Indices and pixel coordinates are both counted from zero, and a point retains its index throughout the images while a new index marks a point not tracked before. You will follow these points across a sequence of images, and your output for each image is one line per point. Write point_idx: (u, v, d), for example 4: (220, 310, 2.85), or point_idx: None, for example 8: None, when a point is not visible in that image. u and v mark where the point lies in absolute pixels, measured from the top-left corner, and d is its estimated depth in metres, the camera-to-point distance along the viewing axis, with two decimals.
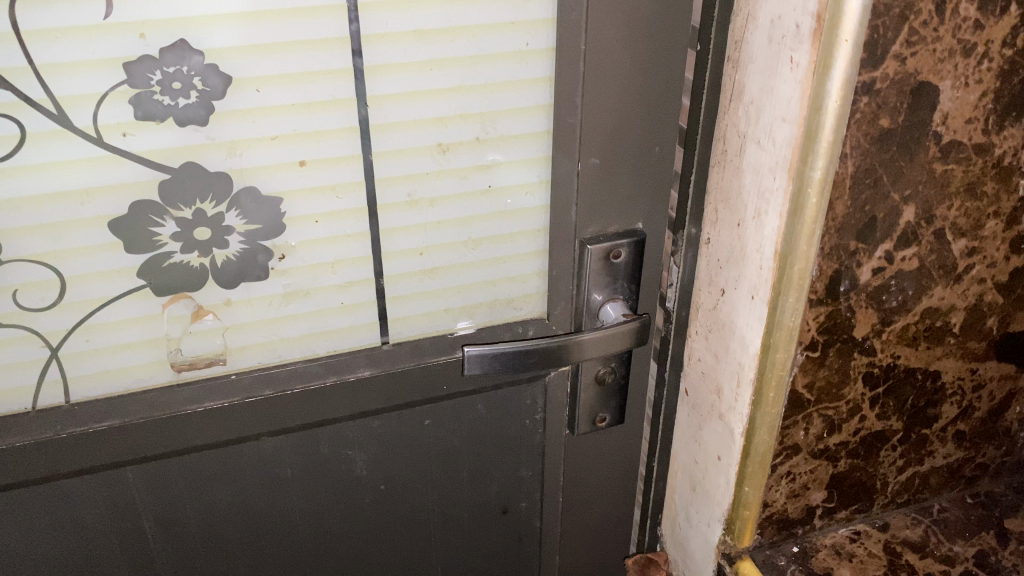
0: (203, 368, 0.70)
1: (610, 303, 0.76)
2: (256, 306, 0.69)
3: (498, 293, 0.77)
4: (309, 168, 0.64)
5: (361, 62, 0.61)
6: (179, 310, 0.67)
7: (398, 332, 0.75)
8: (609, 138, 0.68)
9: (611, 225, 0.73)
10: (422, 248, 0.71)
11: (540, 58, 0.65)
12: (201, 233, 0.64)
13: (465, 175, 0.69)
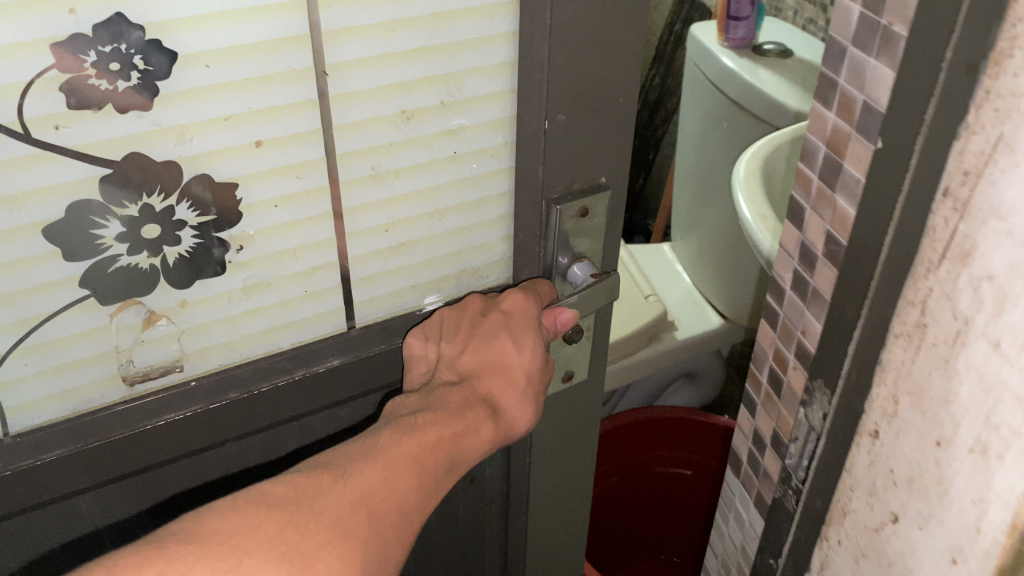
0: (158, 378, 0.63)
1: (576, 264, 0.74)
2: (215, 303, 0.63)
3: (465, 264, 0.74)
4: (265, 149, 0.58)
5: (319, 26, 0.56)
6: (130, 319, 0.60)
7: (366, 315, 0.71)
8: (573, 93, 0.65)
9: (574, 182, 0.71)
10: (387, 224, 0.67)
11: (503, 13, 0.62)
12: (151, 230, 0.57)
13: (429, 142, 0.65)
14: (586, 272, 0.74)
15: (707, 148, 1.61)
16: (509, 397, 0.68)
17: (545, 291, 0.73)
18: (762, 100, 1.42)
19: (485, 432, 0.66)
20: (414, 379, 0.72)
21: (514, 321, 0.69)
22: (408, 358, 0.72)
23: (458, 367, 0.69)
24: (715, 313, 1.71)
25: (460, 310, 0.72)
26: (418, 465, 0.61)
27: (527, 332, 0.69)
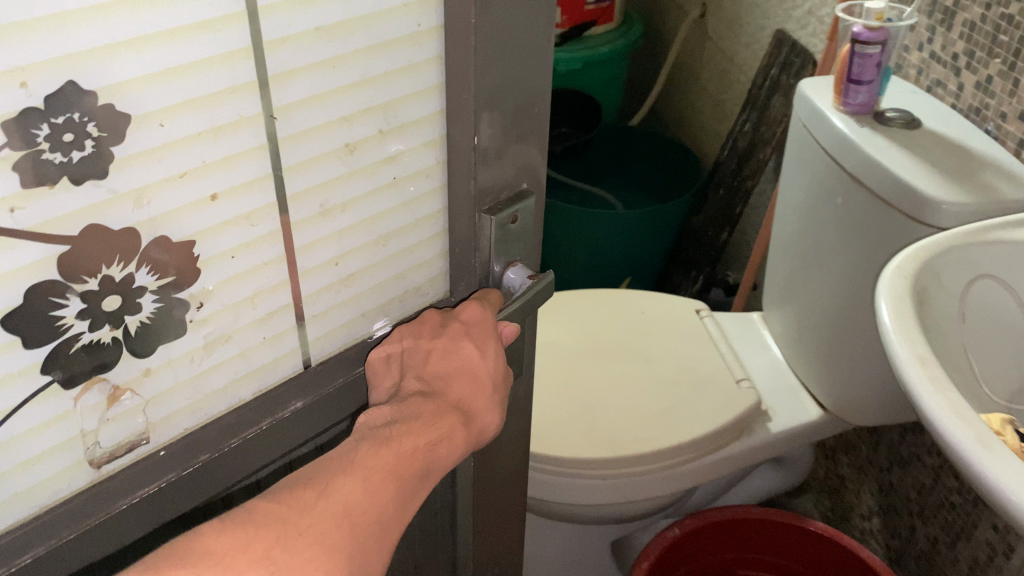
0: (124, 455, 0.60)
1: (511, 268, 0.78)
2: (177, 366, 0.60)
3: (407, 284, 0.75)
4: (220, 201, 0.56)
5: (267, 71, 0.54)
6: (94, 399, 0.56)
7: (320, 351, 0.71)
8: (497, 109, 0.68)
9: (501, 192, 0.74)
10: (337, 257, 0.67)
11: (431, 38, 0.63)
12: (111, 302, 0.54)
13: (371, 171, 0.65)
14: (520, 275, 0.78)
15: (820, 221, 1.29)
16: (475, 403, 0.74)
17: (494, 300, 0.77)
18: (841, 171, 1.21)
19: (460, 434, 0.70)
20: (378, 394, 0.75)
21: (474, 328, 0.74)
22: (372, 376, 0.74)
23: (425, 377, 0.73)
24: (818, 403, 1.45)
25: (419, 323, 0.75)
26: (396, 474, 0.64)
27: (486, 337, 0.74)
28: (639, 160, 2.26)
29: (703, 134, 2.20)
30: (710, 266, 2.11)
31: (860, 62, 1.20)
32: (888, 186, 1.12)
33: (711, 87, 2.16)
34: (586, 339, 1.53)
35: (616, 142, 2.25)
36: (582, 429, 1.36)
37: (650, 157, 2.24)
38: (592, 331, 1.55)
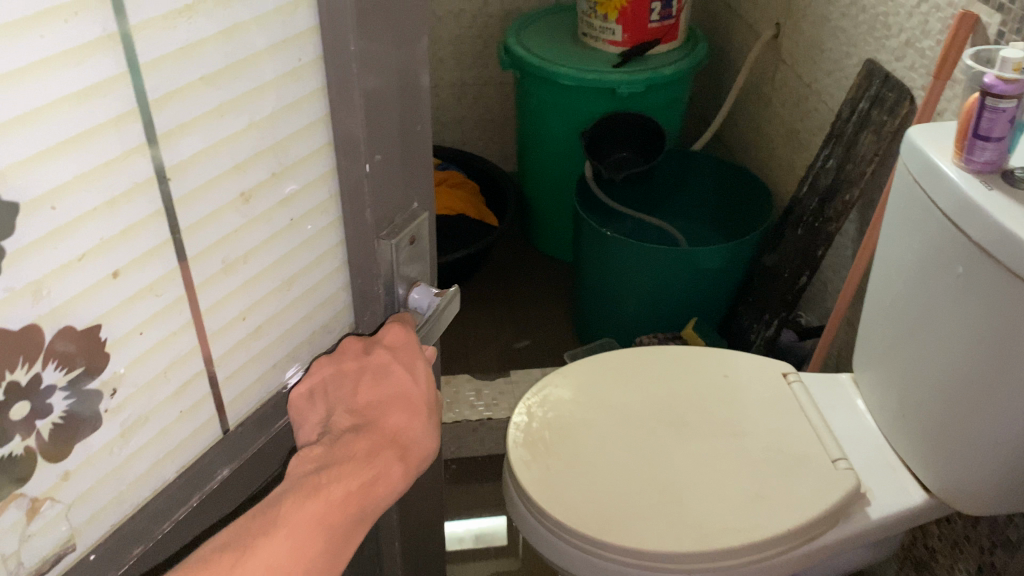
0: (50, 570, 0.45)
1: (415, 290, 0.62)
2: (95, 462, 0.45)
3: (315, 325, 0.58)
4: (123, 276, 0.41)
5: (155, 131, 0.39)
6: (10, 520, 0.41)
7: (238, 412, 0.55)
8: (387, 128, 0.52)
9: (397, 218, 0.58)
10: (244, 311, 0.51)
11: (312, 71, 0.47)
12: (17, 410, 0.39)
13: (268, 217, 0.49)
14: (427, 295, 0.62)
15: (936, 297, 0.78)
16: (414, 431, 0.57)
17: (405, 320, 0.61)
18: (965, 243, 0.72)
19: (400, 472, 0.55)
20: (305, 435, 0.57)
21: (400, 349, 0.58)
22: (296, 414, 0.58)
23: (355, 407, 0.56)
24: (922, 480, 0.84)
25: (338, 352, 0.58)
26: (327, 528, 0.51)
27: (415, 358, 0.59)
28: (719, 199, 1.44)
29: (761, 164, 1.44)
30: (788, 315, 1.22)
31: (989, 117, 0.71)
32: (1007, 255, 0.67)
33: (751, 107, 1.46)
34: (667, 378, 0.92)
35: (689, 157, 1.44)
36: (608, 473, 0.81)
37: (739, 193, 1.40)
38: (669, 385, 0.91)
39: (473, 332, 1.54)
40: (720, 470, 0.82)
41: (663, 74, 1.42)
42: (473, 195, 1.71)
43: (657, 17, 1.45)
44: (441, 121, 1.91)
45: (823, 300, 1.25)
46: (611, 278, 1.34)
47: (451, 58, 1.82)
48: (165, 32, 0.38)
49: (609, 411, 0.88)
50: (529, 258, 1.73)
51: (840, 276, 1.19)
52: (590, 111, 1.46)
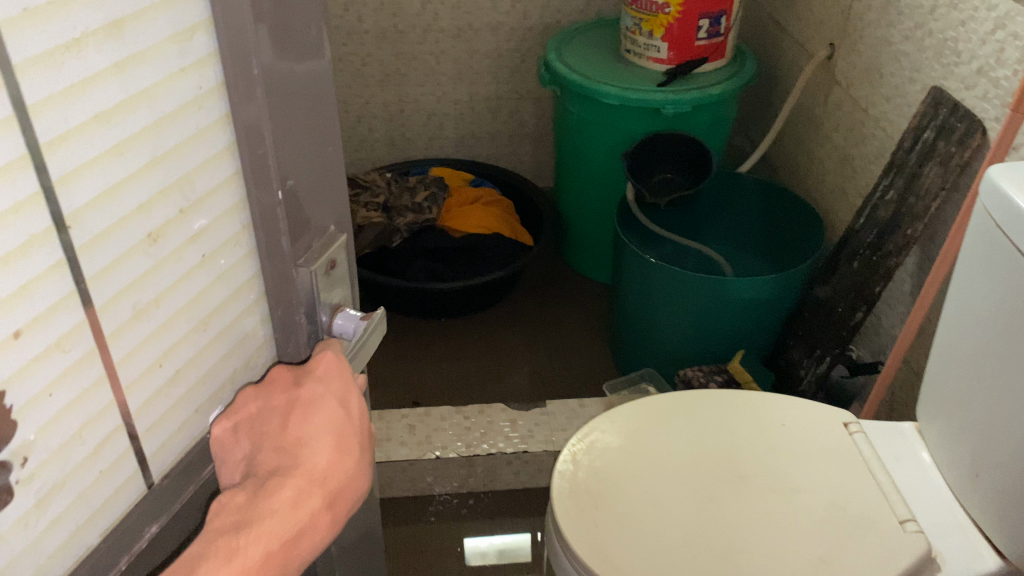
0: None
1: (338, 317, 0.56)
2: (11, 539, 0.38)
3: (233, 365, 0.52)
4: (25, 336, 0.35)
5: (49, 179, 0.34)
6: None
7: (162, 463, 0.48)
8: (298, 148, 0.47)
9: (315, 244, 0.52)
10: (159, 357, 0.45)
11: (216, 97, 0.42)
12: None
13: (178, 256, 0.43)
14: (351, 320, 0.56)
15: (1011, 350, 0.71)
16: (343, 470, 0.52)
17: (334, 347, 0.55)
18: None
19: (325, 523, 0.51)
20: (227, 477, 0.51)
21: (332, 381, 0.53)
22: (217, 451, 0.51)
23: (280, 446, 0.50)
24: (996, 544, 0.76)
25: (266, 385, 0.52)
26: None
27: (347, 390, 0.53)
28: (765, 227, 1.39)
29: (813, 191, 1.38)
30: (841, 352, 1.17)
31: None
32: None
33: (803, 129, 1.41)
34: (710, 425, 0.87)
35: (732, 188, 1.40)
36: (664, 537, 0.76)
37: (788, 222, 1.35)
38: (716, 437, 0.86)
39: (506, 356, 1.50)
40: (785, 531, 0.77)
41: (710, 95, 1.38)
42: (508, 214, 1.66)
43: (705, 35, 1.40)
44: (477, 136, 1.87)
45: (878, 337, 1.19)
46: (654, 309, 1.29)
47: (487, 73, 1.77)
48: (50, 72, 0.32)
49: (652, 463, 0.83)
50: (564, 279, 1.68)
51: (897, 314, 1.13)
52: (631, 131, 1.42)
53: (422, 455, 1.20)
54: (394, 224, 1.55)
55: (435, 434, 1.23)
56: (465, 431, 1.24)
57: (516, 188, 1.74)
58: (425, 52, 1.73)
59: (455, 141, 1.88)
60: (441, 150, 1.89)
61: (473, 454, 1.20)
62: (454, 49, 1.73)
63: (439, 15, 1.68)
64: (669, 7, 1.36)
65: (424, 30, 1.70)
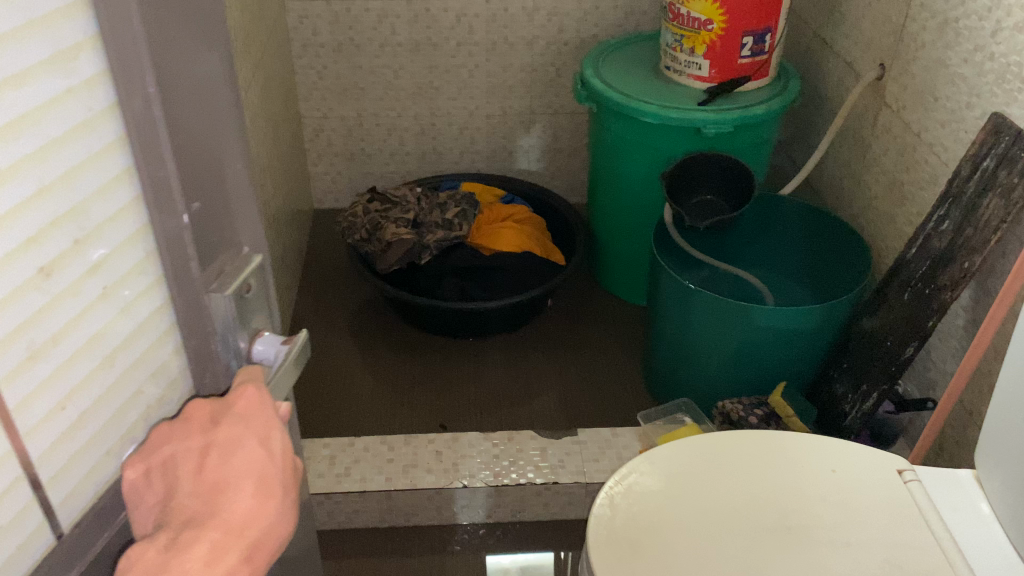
0: None
1: (257, 340, 0.46)
2: None
3: (143, 404, 0.41)
4: None
5: None
6: None
7: (68, 520, 0.38)
8: (199, 148, 0.39)
9: (224, 261, 0.43)
10: (56, 406, 0.35)
11: (91, 96, 0.33)
12: None
13: (74, 289, 0.35)
14: (272, 346, 0.46)
15: None
16: (268, 519, 0.42)
17: (258, 373, 0.44)
18: None
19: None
20: (139, 527, 0.40)
21: (253, 419, 0.42)
22: (129, 498, 0.40)
23: (193, 494, 0.40)
24: None
25: (181, 420, 0.42)
26: None
27: (270, 427, 0.43)
28: (809, 254, 1.34)
29: (859, 216, 1.33)
30: (889, 388, 1.12)
31: None
32: None
33: (850, 151, 1.36)
34: (743, 471, 0.82)
35: (773, 212, 1.35)
36: None
37: (832, 249, 1.30)
38: (751, 483, 0.81)
39: (537, 379, 1.46)
40: None
41: (753, 114, 1.33)
42: (540, 233, 1.63)
43: (748, 53, 1.35)
44: (509, 150, 1.83)
45: (927, 371, 1.14)
46: (692, 336, 1.25)
47: (521, 86, 1.74)
48: None
49: (677, 508, 0.79)
50: (598, 299, 1.64)
51: (950, 350, 1.08)
52: (669, 150, 1.37)
53: (450, 483, 1.16)
54: (422, 241, 1.51)
55: (463, 462, 1.19)
56: (494, 459, 1.20)
57: (548, 206, 1.70)
58: (457, 66, 1.70)
59: (487, 155, 1.84)
60: (473, 164, 1.85)
61: (502, 483, 1.16)
62: (488, 62, 1.70)
63: (473, 28, 1.65)
64: (712, 24, 1.32)
65: (457, 43, 1.67)
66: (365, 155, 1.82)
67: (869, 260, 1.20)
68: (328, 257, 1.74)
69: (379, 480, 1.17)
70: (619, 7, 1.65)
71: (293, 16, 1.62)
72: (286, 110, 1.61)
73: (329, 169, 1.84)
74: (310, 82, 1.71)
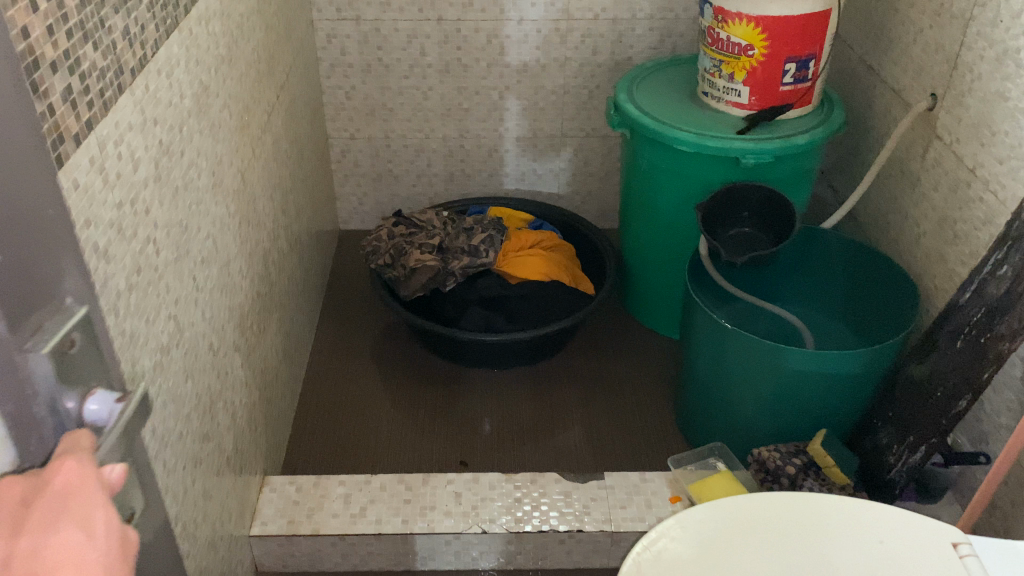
0: None
1: (84, 400, 0.55)
2: None
3: None
4: None
5: None
6: None
7: None
8: None
9: (42, 320, 0.51)
10: None
11: None
12: None
13: None
14: (104, 405, 0.56)
15: None
16: None
17: (82, 439, 0.51)
18: None
19: None
20: None
21: (76, 495, 0.46)
22: None
23: None
24: None
25: None
26: None
27: (93, 507, 0.46)
28: (852, 289, 1.27)
29: (906, 252, 1.26)
30: (938, 441, 1.05)
31: None
32: None
33: (897, 184, 1.29)
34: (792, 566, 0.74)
35: (815, 247, 1.29)
36: None
37: (877, 285, 1.23)
38: None
39: (563, 414, 1.41)
40: None
41: (794, 145, 1.27)
42: (569, 261, 1.57)
43: (791, 80, 1.29)
44: (539, 173, 1.78)
45: (978, 424, 1.07)
46: (728, 377, 1.19)
47: (553, 109, 1.69)
48: None
49: None
50: (628, 329, 1.58)
51: (1006, 403, 1.01)
52: (706, 179, 1.32)
53: (468, 528, 1.10)
54: (449, 268, 1.47)
55: (483, 505, 1.14)
56: (515, 504, 1.14)
57: (579, 232, 1.65)
58: (488, 87, 1.66)
59: (516, 178, 1.79)
60: (501, 187, 1.81)
61: (523, 529, 1.10)
62: (519, 84, 1.66)
63: (505, 49, 1.61)
64: (753, 49, 1.26)
65: (488, 64, 1.63)
66: (392, 176, 1.78)
67: (916, 299, 1.13)
68: (353, 280, 1.70)
69: (396, 522, 1.12)
70: (656, 29, 1.59)
71: (322, 36, 1.58)
72: (312, 131, 1.58)
73: (356, 190, 1.80)
74: (338, 102, 1.67)
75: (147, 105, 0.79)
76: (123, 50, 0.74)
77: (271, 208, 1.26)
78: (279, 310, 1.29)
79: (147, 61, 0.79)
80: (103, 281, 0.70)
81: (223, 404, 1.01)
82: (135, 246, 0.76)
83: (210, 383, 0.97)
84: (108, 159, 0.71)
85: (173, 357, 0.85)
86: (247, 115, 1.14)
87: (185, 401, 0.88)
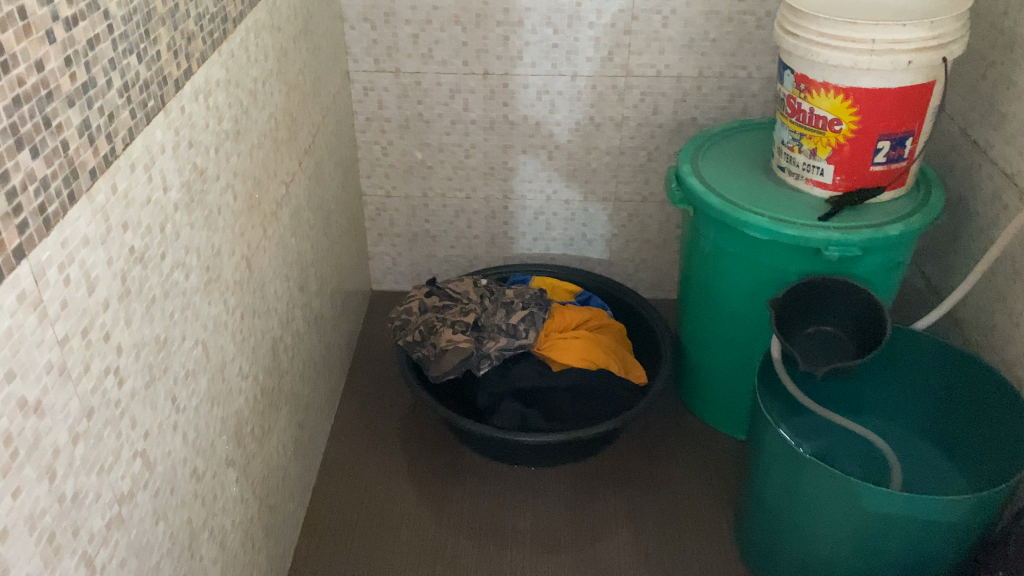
0: None
1: None
2: None
3: None
4: None
5: None
6: None
7: None
8: None
9: None
10: None
11: None
12: None
13: None
14: None
15: None
16: None
17: None
18: None
19: None
20: None
21: None
22: None
23: None
24: None
25: None
26: None
27: None
28: (952, 404, 1.08)
29: (1018, 367, 1.07)
30: None
31: None
32: None
33: (1008, 284, 1.10)
34: None
35: (906, 355, 1.11)
36: None
37: (982, 404, 1.03)
38: None
39: (604, 526, 1.24)
40: None
41: (886, 237, 1.09)
42: (618, 343, 1.41)
43: (883, 159, 1.12)
44: (589, 238, 1.62)
45: None
46: (803, 510, 1.01)
47: (606, 170, 1.53)
48: None
49: None
50: (683, 426, 1.41)
51: None
52: (781, 270, 1.14)
53: None
54: (483, 349, 1.32)
55: None
56: None
57: (632, 308, 1.48)
58: (535, 146, 1.51)
59: (564, 242, 1.63)
60: (548, 252, 1.65)
61: None
62: (570, 143, 1.50)
63: (556, 106, 1.46)
64: (840, 124, 1.09)
65: (536, 122, 1.48)
66: (429, 236, 1.64)
67: None
68: (382, 352, 1.56)
69: None
70: (725, 88, 1.43)
71: (358, 88, 1.46)
72: (343, 191, 1.45)
73: (390, 250, 1.67)
74: (373, 158, 1.54)
75: (113, 208, 0.66)
76: (80, 149, 0.61)
77: (285, 288, 1.13)
78: (291, 400, 1.15)
79: (115, 156, 0.66)
80: (32, 443, 0.56)
81: (208, 533, 0.87)
82: (84, 386, 0.62)
83: (191, 515, 0.83)
84: (48, 289, 0.58)
85: (138, 502, 0.71)
86: (258, 191, 1.01)
87: (153, 549, 0.74)
